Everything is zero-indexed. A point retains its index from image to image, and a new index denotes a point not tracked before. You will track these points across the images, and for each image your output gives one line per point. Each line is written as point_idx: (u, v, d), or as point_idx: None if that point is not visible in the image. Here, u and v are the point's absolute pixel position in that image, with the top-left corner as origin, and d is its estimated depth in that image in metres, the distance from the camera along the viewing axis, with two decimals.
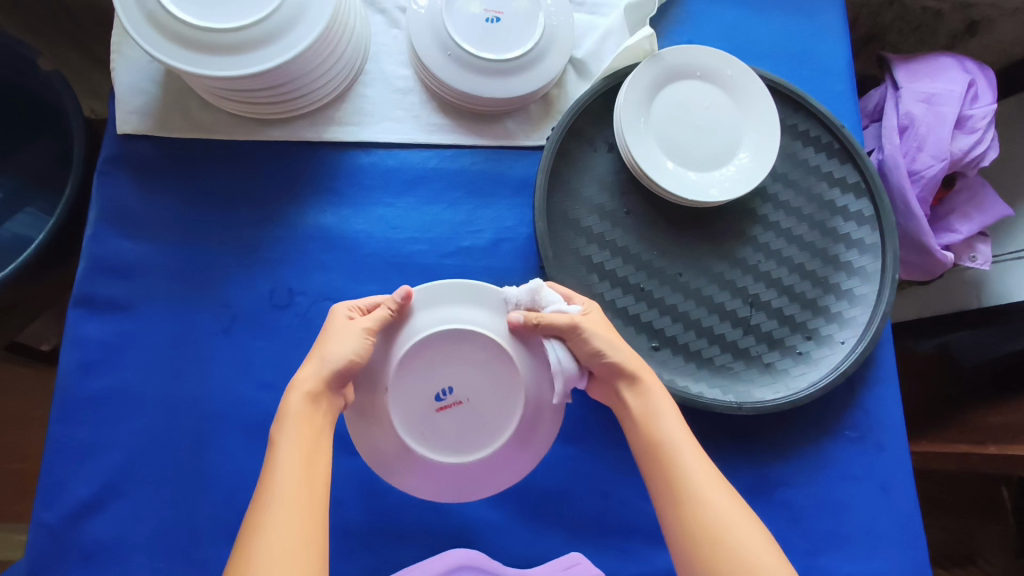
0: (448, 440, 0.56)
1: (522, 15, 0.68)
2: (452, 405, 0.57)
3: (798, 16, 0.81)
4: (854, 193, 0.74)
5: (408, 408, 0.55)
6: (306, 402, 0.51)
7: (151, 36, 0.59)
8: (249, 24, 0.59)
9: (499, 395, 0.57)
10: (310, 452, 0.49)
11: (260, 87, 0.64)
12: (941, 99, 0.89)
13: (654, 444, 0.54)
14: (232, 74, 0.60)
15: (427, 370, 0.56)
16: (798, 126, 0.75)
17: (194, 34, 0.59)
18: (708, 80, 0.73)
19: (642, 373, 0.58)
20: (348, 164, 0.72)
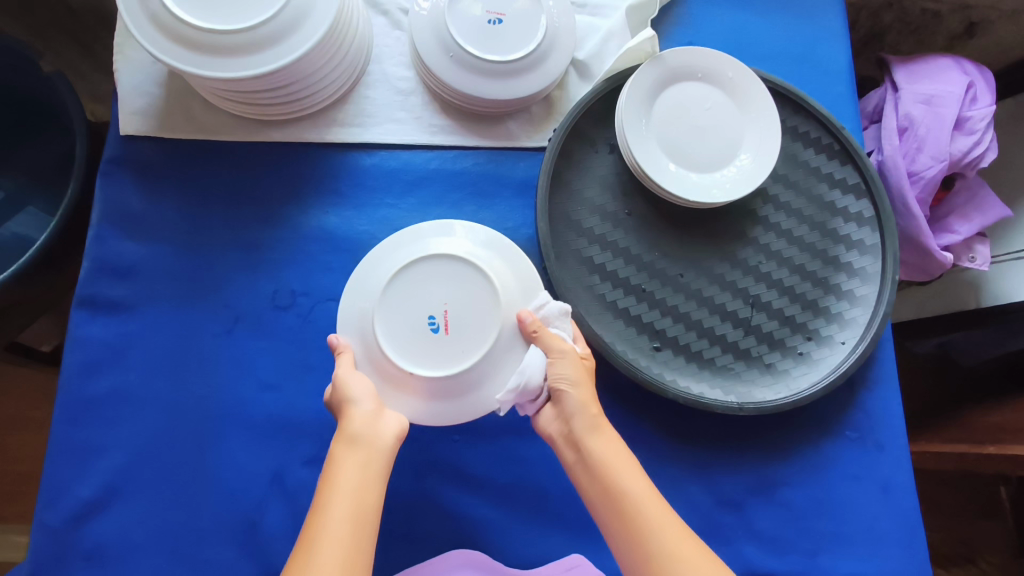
0: (416, 348, 0.56)
1: (525, 17, 0.69)
2: (445, 319, 0.57)
3: (799, 18, 0.82)
4: (854, 194, 0.74)
5: (421, 355, 0.56)
6: (350, 445, 0.52)
7: (155, 38, 0.59)
8: (251, 27, 0.59)
9: (466, 277, 0.57)
10: (360, 487, 0.50)
11: (262, 89, 0.64)
12: (940, 100, 0.90)
13: (610, 495, 0.54)
14: (234, 76, 0.60)
15: (401, 324, 0.56)
16: (799, 127, 0.76)
17: (195, 35, 0.59)
18: (710, 81, 0.73)
19: (600, 422, 0.58)
20: (350, 165, 0.72)
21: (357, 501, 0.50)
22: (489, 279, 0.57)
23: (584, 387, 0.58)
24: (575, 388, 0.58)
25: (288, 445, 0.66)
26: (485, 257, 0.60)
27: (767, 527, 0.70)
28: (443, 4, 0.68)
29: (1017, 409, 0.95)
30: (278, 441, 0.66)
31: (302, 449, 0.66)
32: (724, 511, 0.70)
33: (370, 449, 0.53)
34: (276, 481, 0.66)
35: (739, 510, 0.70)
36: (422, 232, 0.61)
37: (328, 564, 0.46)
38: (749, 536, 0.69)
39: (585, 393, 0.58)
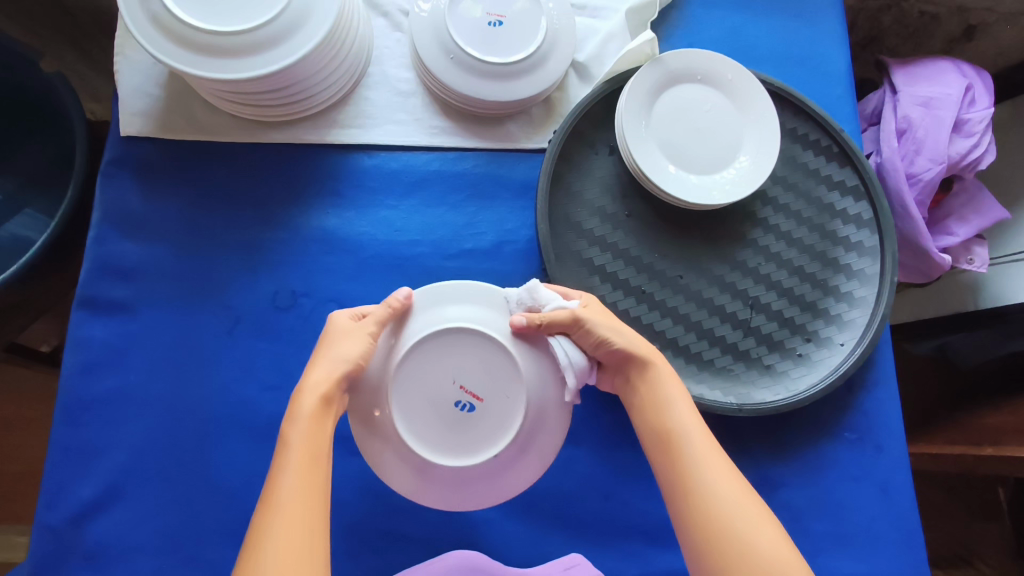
0: (438, 438, 0.54)
1: (525, 19, 0.69)
2: (470, 394, 0.55)
3: (798, 20, 0.82)
4: (853, 196, 0.75)
5: (459, 441, 0.55)
6: (317, 403, 0.51)
7: (157, 39, 0.59)
8: (253, 27, 0.59)
9: (480, 347, 0.55)
10: (317, 453, 0.50)
11: (264, 90, 0.65)
12: (939, 103, 0.90)
13: (663, 429, 0.55)
14: (236, 77, 0.60)
15: (427, 417, 0.54)
16: (798, 130, 0.76)
17: (197, 36, 0.59)
18: (709, 84, 0.73)
19: (655, 360, 0.59)
20: (351, 166, 0.72)
21: (312, 466, 0.49)
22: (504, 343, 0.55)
23: (626, 335, 0.59)
24: (617, 339, 0.58)
25: None
26: (494, 316, 0.57)
27: None
28: (444, 5, 0.68)
29: (1016, 410, 0.95)
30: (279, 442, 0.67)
31: None
32: None
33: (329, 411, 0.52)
34: None
35: None
36: (438, 295, 0.57)
37: (282, 525, 0.45)
38: None
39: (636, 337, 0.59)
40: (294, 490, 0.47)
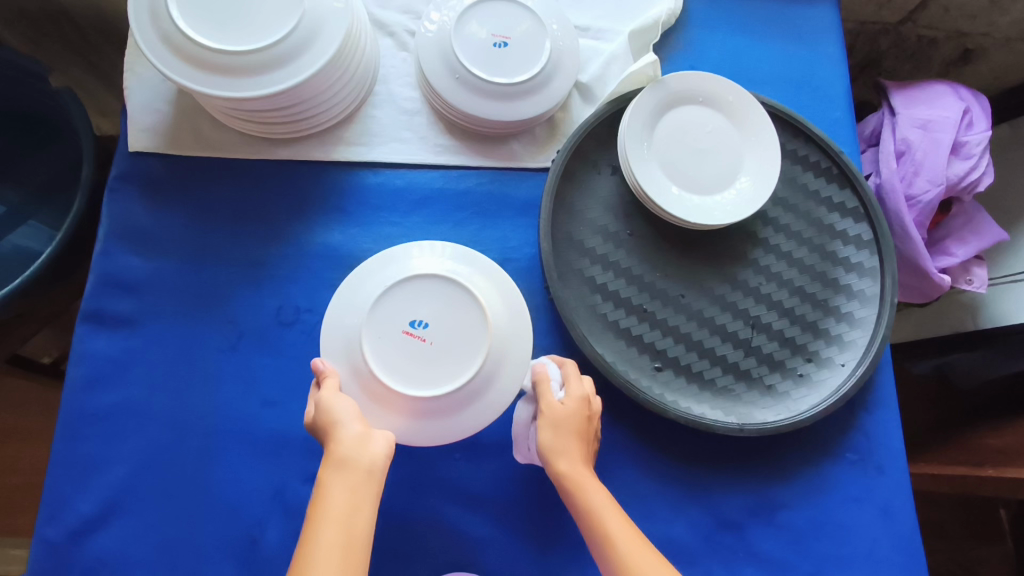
0: (387, 311, 0.58)
1: (529, 41, 0.70)
2: (414, 336, 0.58)
3: (799, 43, 0.83)
4: (853, 218, 0.75)
5: (440, 296, 0.59)
6: (336, 468, 0.52)
7: (175, 63, 0.61)
8: (267, 45, 0.60)
9: (386, 361, 0.57)
10: (352, 528, 0.50)
11: (277, 107, 0.66)
12: (937, 126, 0.93)
13: (599, 537, 0.56)
14: (243, 95, 0.61)
15: (457, 323, 0.59)
16: (798, 152, 0.77)
17: (212, 57, 0.60)
18: (710, 105, 0.75)
19: (578, 476, 0.59)
20: (355, 184, 0.73)
21: (348, 540, 0.49)
22: (462, 286, 0.59)
23: (565, 449, 0.60)
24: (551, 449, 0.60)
25: (290, 462, 0.66)
26: (383, 278, 0.61)
27: (766, 549, 0.70)
28: (450, 26, 0.69)
29: (1016, 431, 0.95)
30: (280, 458, 0.66)
31: (303, 466, 0.66)
32: (724, 532, 0.70)
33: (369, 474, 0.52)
34: (276, 497, 0.66)
35: (738, 531, 0.70)
36: (497, 298, 0.61)
37: None
38: (748, 558, 0.69)
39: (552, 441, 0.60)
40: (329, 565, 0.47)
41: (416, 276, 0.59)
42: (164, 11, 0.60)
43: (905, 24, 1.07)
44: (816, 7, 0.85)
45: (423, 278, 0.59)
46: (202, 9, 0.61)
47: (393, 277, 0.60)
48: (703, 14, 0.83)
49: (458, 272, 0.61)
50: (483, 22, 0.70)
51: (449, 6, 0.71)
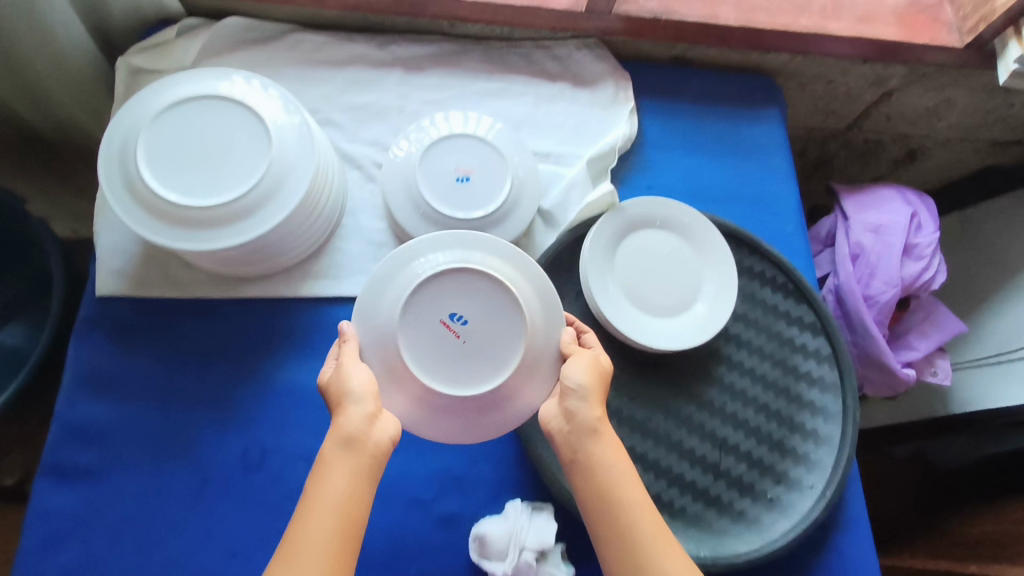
0: (421, 306, 0.58)
1: (491, 175, 0.73)
2: (450, 329, 0.59)
3: (749, 162, 0.88)
4: (811, 331, 0.77)
5: (479, 294, 0.59)
6: (341, 447, 0.52)
7: (168, 233, 0.63)
8: (250, 186, 0.63)
9: (417, 347, 0.58)
10: (354, 512, 0.51)
11: (260, 248, 0.67)
12: (887, 230, 0.98)
13: (622, 507, 0.53)
14: (204, 247, 0.63)
15: (493, 326, 0.59)
16: (754, 267, 0.80)
17: (200, 214, 0.63)
18: (667, 228, 0.78)
19: (602, 426, 0.56)
20: (323, 318, 0.73)
21: (348, 528, 0.50)
22: (492, 276, 0.59)
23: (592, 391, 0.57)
24: (578, 392, 0.57)
25: None
26: (408, 270, 0.60)
27: None
28: (418, 161, 0.73)
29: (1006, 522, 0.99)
30: None
31: None
32: None
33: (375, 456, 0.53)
34: None
35: None
36: (527, 286, 0.60)
37: None
38: None
39: (588, 382, 0.57)
40: (317, 554, 0.49)
41: (445, 272, 0.58)
42: (132, 166, 0.63)
43: (851, 130, 1.13)
44: (763, 127, 0.90)
45: (452, 274, 0.58)
46: (169, 164, 0.63)
47: (422, 271, 0.59)
48: (658, 138, 0.87)
49: (478, 260, 0.60)
50: (449, 155, 0.73)
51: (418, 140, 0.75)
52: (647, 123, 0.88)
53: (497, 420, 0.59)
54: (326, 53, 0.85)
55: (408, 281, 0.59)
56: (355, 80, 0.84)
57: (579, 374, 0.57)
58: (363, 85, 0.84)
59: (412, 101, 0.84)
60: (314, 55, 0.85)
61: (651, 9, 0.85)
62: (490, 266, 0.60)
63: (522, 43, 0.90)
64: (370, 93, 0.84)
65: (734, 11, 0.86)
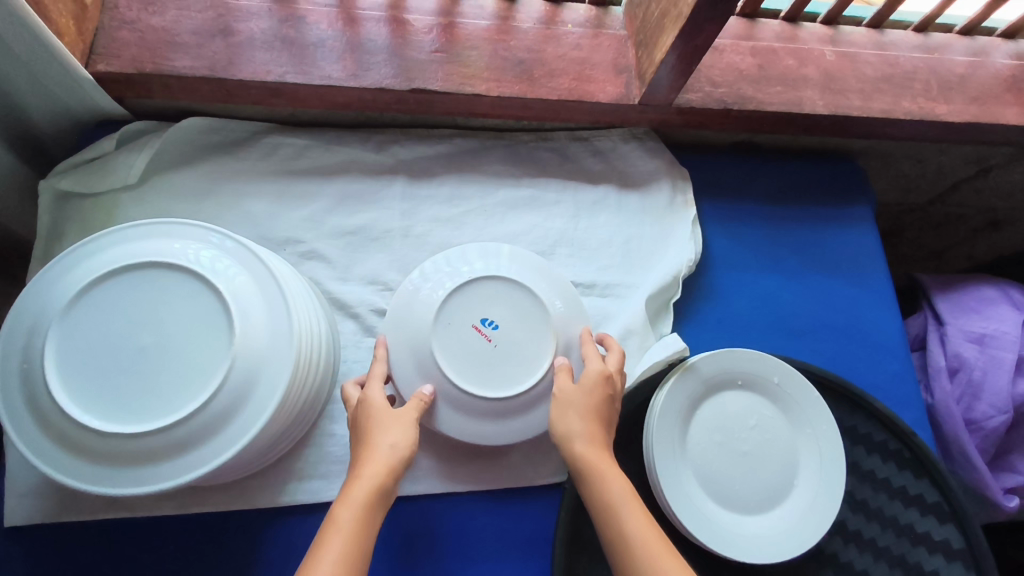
0: (453, 316, 0.57)
1: (526, 326, 0.58)
2: (482, 334, 0.57)
3: (839, 280, 0.71)
4: (936, 516, 0.61)
5: (508, 300, 0.58)
6: (374, 487, 0.46)
7: (88, 471, 0.46)
8: (206, 400, 0.46)
9: (450, 353, 0.56)
10: (359, 555, 0.43)
11: (221, 470, 0.50)
12: (995, 341, 0.81)
13: (619, 533, 0.46)
14: (134, 490, 0.45)
15: (525, 330, 0.57)
16: (857, 428, 0.64)
17: (134, 442, 0.46)
18: (751, 389, 0.62)
19: (592, 456, 0.50)
20: (309, 534, 0.56)
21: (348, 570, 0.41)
22: (517, 281, 0.59)
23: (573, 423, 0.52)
24: (564, 425, 0.52)
25: None
26: (435, 286, 0.59)
27: None
28: (434, 317, 0.57)
29: None
30: None
31: None
32: None
33: (385, 488, 0.47)
34: None
35: None
36: (546, 286, 0.60)
37: None
38: None
39: (576, 421, 0.52)
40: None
41: (472, 279, 0.58)
42: (38, 375, 0.46)
43: (933, 205, 0.96)
44: (851, 232, 0.74)
45: (480, 281, 0.58)
46: (90, 370, 0.46)
47: (449, 281, 0.58)
48: (725, 253, 0.71)
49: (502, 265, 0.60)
50: (475, 305, 0.58)
51: (440, 278, 0.59)
52: (711, 233, 0.71)
53: (531, 426, 0.56)
54: (308, 160, 0.67)
55: (440, 288, 0.58)
56: (346, 195, 0.67)
57: (559, 418, 0.53)
58: (356, 199, 0.67)
59: (419, 219, 0.67)
60: (292, 163, 0.67)
61: (720, 96, 0.67)
62: (514, 265, 0.60)
63: (554, 136, 0.73)
64: (365, 212, 0.66)
65: (821, 94, 0.69)
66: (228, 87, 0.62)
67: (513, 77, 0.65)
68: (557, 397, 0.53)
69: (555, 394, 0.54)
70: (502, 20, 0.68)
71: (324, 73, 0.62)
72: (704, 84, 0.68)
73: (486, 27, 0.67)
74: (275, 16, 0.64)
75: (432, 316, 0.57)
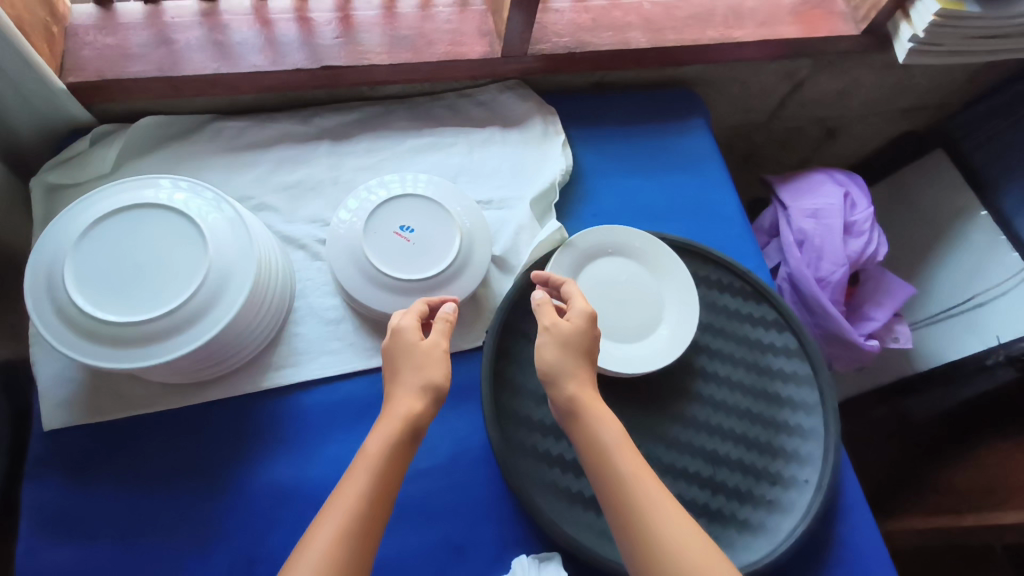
0: (376, 227, 0.73)
1: (435, 227, 0.74)
2: (401, 237, 0.73)
3: (685, 173, 0.90)
4: (776, 328, 0.80)
5: (419, 210, 0.74)
6: (400, 420, 0.54)
7: (107, 353, 0.60)
8: (190, 292, 0.61)
9: (377, 252, 0.72)
10: (389, 478, 0.52)
11: (211, 352, 0.65)
12: (825, 213, 1.01)
13: (603, 454, 0.53)
14: (144, 362, 0.60)
15: (435, 230, 0.74)
16: (711, 276, 0.82)
17: (138, 327, 0.60)
18: (620, 254, 0.79)
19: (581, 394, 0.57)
20: (290, 409, 0.71)
21: (378, 493, 0.50)
22: (425, 195, 0.75)
23: (566, 356, 0.58)
24: (552, 357, 0.58)
25: None
26: (356, 207, 0.75)
27: None
28: (361, 228, 0.73)
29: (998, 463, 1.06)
30: None
31: None
32: None
33: (417, 424, 0.55)
34: None
35: None
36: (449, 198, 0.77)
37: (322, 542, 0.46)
38: None
39: (562, 359, 0.58)
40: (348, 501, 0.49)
41: (388, 198, 0.74)
42: (61, 286, 0.61)
43: (772, 121, 1.17)
44: (692, 136, 0.93)
45: (395, 199, 0.74)
46: (100, 280, 0.61)
47: (370, 203, 0.75)
48: (594, 164, 0.89)
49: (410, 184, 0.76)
50: (393, 217, 0.74)
51: (360, 202, 0.75)
52: (581, 150, 0.90)
53: (447, 298, 0.72)
54: (248, 137, 0.84)
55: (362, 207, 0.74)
56: (283, 159, 0.83)
57: (542, 352, 0.58)
58: (291, 161, 0.83)
59: (345, 169, 0.83)
60: (235, 141, 0.83)
61: (565, 44, 0.87)
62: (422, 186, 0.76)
63: (444, 96, 0.91)
64: (300, 169, 0.83)
65: (644, 33, 0.89)
66: (175, 83, 0.78)
67: (401, 49, 0.83)
68: (551, 330, 0.59)
69: (549, 327, 0.60)
70: (386, 9, 0.86)
71: (250, 64, 0.79)
72: (552, 37, 0.87)
73: (375, 16, 0.86)
74: (205, 27, 0.81)
75: (360, 228, 0.73)
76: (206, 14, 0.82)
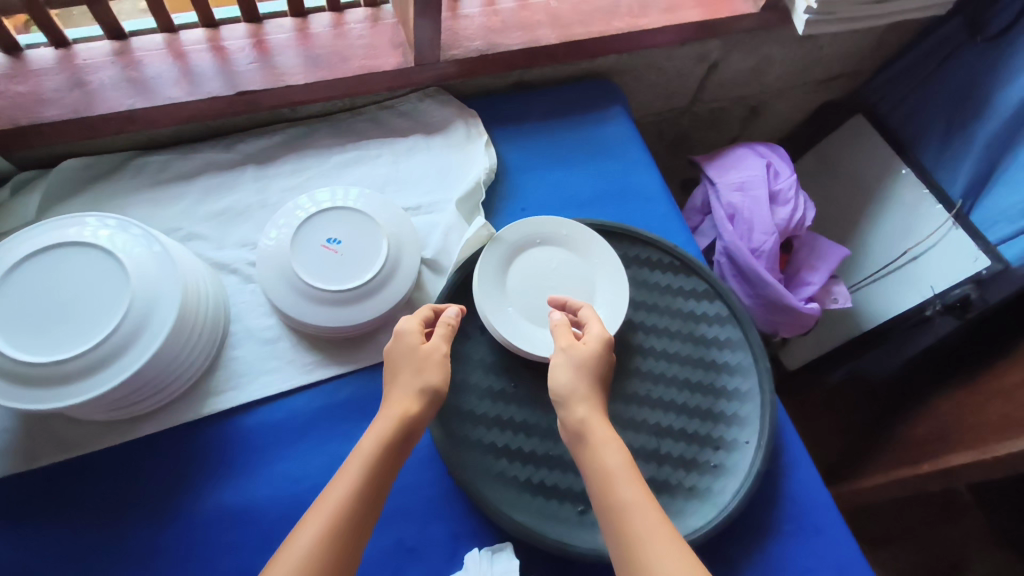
0: (302, 242, 0.74)
1: (362, 236, 0.75)
2: (329, 249, 0.74)
3: (607, 160, 0.93)
4: (707, 298, 0.82)
5: (346, 222, 0.75)
6: (393, 419, 0.56)
7: (33, 394, 0.60)
8: (115, 325, 0.61)
9: (305, 266, 0.73)
10: (378, 470, 0.53)
11: (143, 384, 0.65)
12: (750, 185, 1.05)
13: (599, 470, 0.54)
14: (74, 400, 0.60)
15: (362, 239, 0.75)
16: (640, 256, 0.84)
17: (63, 366, 0.60)
18: (548, 244, 0.82)
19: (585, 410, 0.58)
20: (234, 432, 0.71)
21: (367, 491, 0.52)
22: (349, 206, 0.76)
23: (579, 371, 0.60)
24: (565, 372, 0.60)
25: None
26: (281, 225, 0.76)
27: None
28: (287, 244, 0.74)
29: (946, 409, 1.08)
30: None
31: None
32: None
33: (409, 421, 0.56)
34: None
35: None
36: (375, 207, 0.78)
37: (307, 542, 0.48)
38: None
39: (571, 376, 0.60)
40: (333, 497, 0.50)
41: (313, 213, 0.75)
42: None
43: (695, 104, 1.21)
44: (611, 125, 0.96)
45: (320, 213, 0.75)
46: (23, 324, 0.61)
47: (294, 219, 0.75)
48: (518, 161, 0.91)
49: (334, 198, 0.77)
50: (320, 231, 0.75)
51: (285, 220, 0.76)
52: (504, 149, 0.92)
53: (379, 305, 0.74)
54: (172, 170, 0.84)
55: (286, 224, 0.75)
56: (209, 187, 0.84)
57: (555, 373, 0.60)
58: (217, 188, 0.84)
59: (272, 191, 0.84)
60: (159, 174, 0.84)
61: (476, 47, 0.89)
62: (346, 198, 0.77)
63: (365, 109, 0.92)
64: (226, 196, 0.83)
65: (553, 30, 0.92)
66: (91, 123, 0.78)
67: (315, 69, 0.85)
68: (567, 350, 0.62)
69: (565, 347, 0.62)
70: (299, 31, 0.88)
71: (165, 97, 0.80)
72: (463, 42, 0.89)
73: (288, 38, 0.87)
74: (117, 65, 0.82)
75: (286, 245, 0.74)
76: (118, 53, 0.83)
